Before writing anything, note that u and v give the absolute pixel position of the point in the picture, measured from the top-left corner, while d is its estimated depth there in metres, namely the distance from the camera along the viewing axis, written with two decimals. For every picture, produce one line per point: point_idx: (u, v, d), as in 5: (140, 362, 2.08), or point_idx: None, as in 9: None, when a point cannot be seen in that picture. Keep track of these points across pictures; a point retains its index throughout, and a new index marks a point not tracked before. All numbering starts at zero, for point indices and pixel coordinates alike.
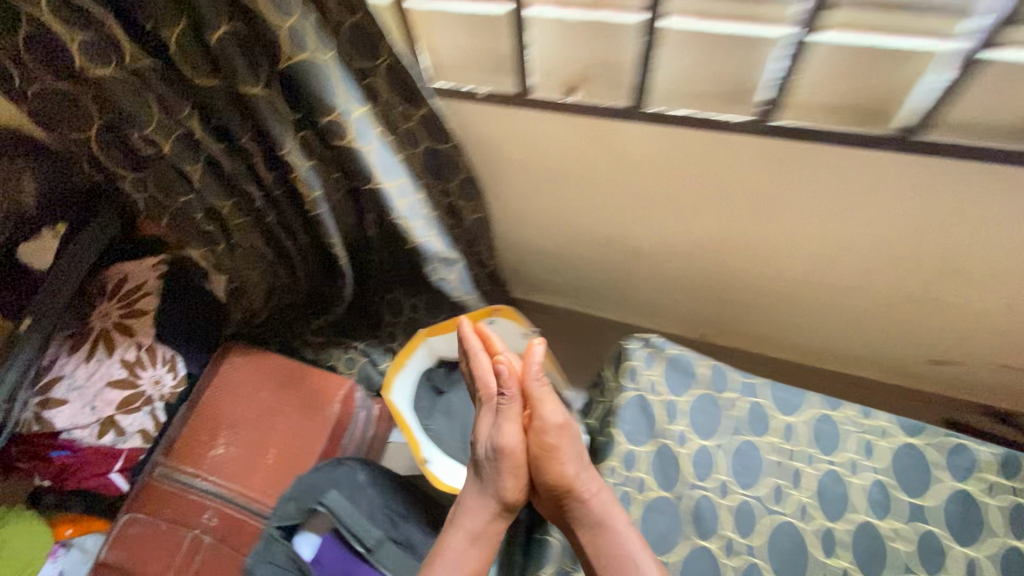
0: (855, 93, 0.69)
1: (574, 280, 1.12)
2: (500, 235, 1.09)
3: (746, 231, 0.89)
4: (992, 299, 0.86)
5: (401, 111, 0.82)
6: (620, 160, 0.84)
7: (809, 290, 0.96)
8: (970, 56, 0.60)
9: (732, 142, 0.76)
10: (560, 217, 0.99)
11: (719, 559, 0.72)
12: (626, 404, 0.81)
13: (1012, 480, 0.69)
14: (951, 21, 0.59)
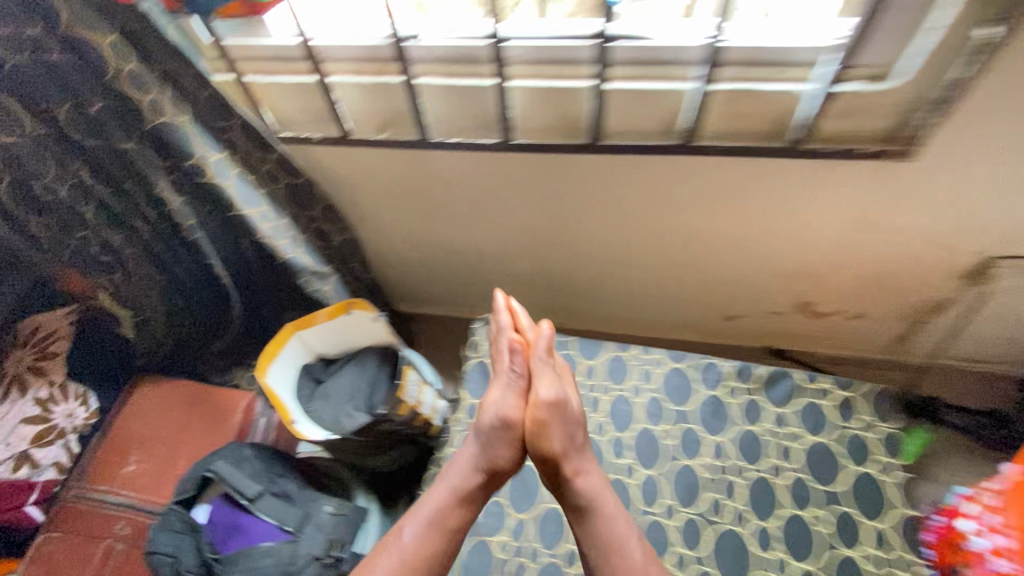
0: (559, 117, 0.90)
1: (445, 283, 1.33)
2: (374, 253, 1.27)
3: (558, 233, 1.14)
4: (738, 269, 1.17)
5: (258, 156, 0.95)
6: (439, 183, 1.05)
7: (622, 272, 1.23)
8: (598, 88, 0.84)
9: (506, 164, 0.98)
10: (415, 233, 1.19)
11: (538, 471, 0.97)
12: (470, 368, 1.09)
13: (745, 382, 1.01)
14: (581, 68, 0.83)
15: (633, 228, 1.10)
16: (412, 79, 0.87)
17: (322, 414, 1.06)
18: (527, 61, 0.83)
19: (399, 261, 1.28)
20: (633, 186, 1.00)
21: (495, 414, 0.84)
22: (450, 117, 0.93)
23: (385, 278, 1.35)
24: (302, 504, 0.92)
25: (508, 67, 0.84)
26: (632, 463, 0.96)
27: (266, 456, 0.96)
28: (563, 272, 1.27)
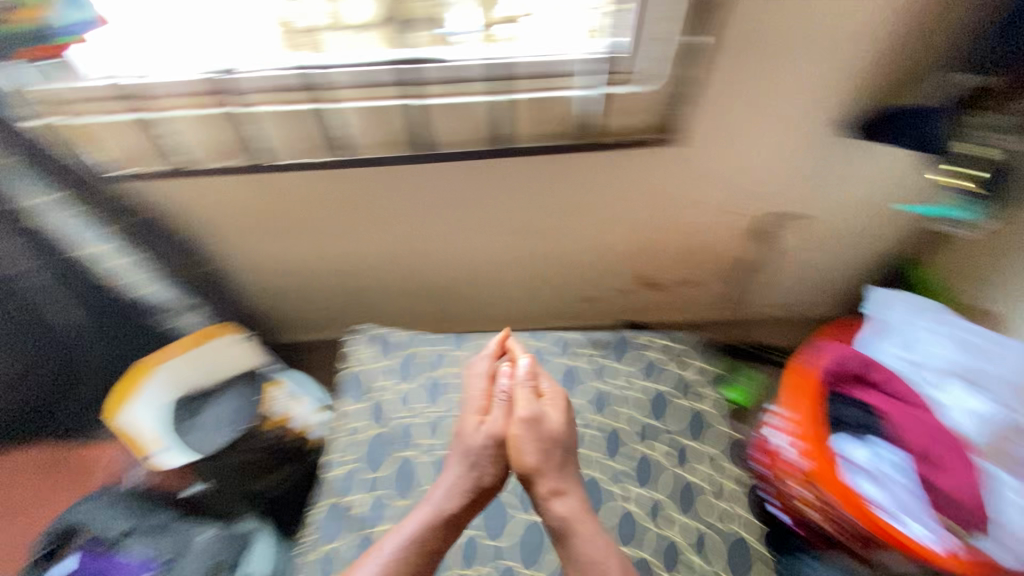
0: (390, 133, 0.99)
1: (321, 304, 1.36)
2: (241, 284, 1.28)
3: (418, 241, 1.22)
4: (583, 254, 1.31)
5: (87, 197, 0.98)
6: (288, 202, 1.10)
7: (485, 273, 1.33)
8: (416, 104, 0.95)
9: (348, 176, 1.06)
10: (278, 257, 1.22)
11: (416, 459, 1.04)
12: (346, 377, 1.14)
13: (590, 347, 1.16)
14: (393, 89, 0.94)
15: (484, 228, 1.21)
16: (246, 106, 0.93)
17: (191, 442, 1.05)
18: (349, 85, 0.92)
19: (267, 288, 1.30)
20: (467, 189, 1.11)
21: (484, 433, 0.91)
22: (286, 141, 0.99)
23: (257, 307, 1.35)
24: (175, 541, 0.94)
25: (328, 92, 0.94)
26: None
27: (130, 499, 0.99)
28: (432, 282, 1.34)
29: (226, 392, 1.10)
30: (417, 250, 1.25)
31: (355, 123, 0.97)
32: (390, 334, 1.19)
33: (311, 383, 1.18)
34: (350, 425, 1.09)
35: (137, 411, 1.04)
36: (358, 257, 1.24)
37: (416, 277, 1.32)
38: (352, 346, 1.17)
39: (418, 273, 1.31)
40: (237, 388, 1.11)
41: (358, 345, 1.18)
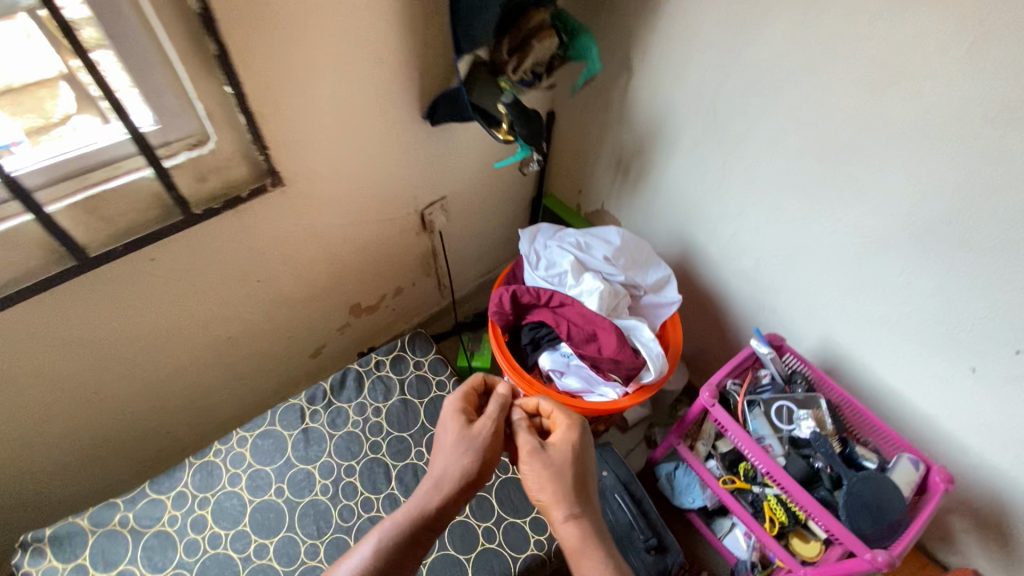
0: (242, 154, 0.88)
1: (250, 369, 1.21)
2: (157, 409, 1.09)
3: (318, 253, 1.15)
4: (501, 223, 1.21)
5: None
6: (158, 283, 0.93)
7: (392, 252, 1.30)
8: (259, 117, 0.84)
9: (215, 224, 0.93)
10: (180, 350, 1.04)
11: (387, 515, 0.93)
12: (288, 440, 1.00)
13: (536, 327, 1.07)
14: (226, 114, 0.81)
15: (373, 210, 1.17)
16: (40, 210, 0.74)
17: None
18: (178, 133, 0.80)
19: (188, 391, 1.12)
20: None
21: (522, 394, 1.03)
22: (117, 216, 0.81)
23: (188, 419, 1.16)
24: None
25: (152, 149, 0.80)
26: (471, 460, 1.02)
27: None
28: (338, 292, 1.27)
29: (114, 526, 0.88)
30: (312, 268, 1.17)
31: (193, 175, 0.84)
32: (318, 385, 1.07)
33: (218, 468, 0.96)
34: (302, 497, 0.94)
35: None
36: (252, 310, 1.12)
37: (321, 296, 1.24)
38: (255, 423, 1.01)
39: (325, 288, 1.23)
40: (125, 516, 0.89)
41: (271, 417, 1.02)
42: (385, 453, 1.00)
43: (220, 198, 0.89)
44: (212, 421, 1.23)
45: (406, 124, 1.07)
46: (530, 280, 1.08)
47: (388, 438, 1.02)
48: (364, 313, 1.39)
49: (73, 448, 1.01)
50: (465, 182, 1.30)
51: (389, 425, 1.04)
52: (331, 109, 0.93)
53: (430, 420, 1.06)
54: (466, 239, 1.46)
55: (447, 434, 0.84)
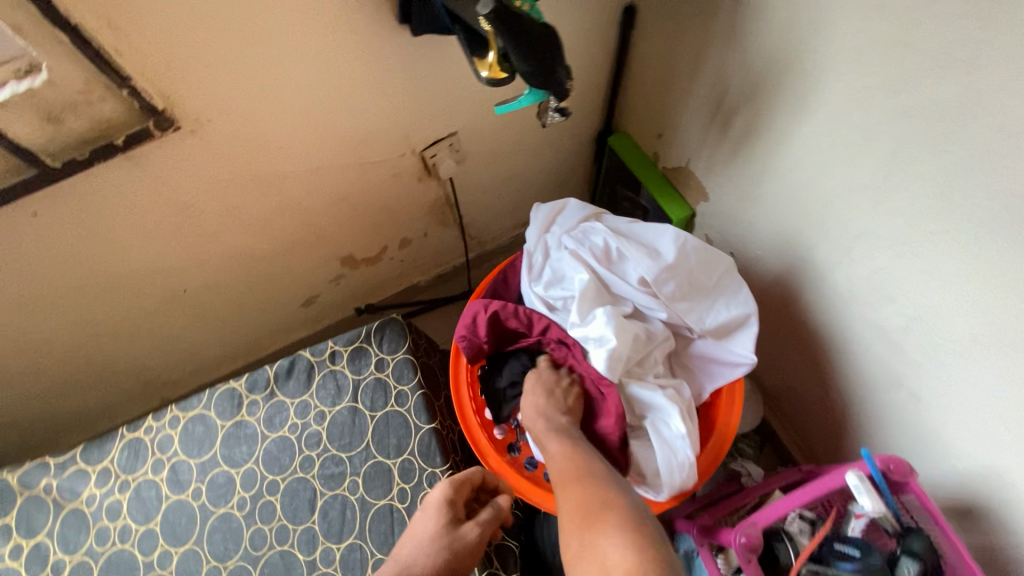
0: (103, 84, 0.60)
1: (221, 318, 1.07)
2: (115, 351, 1.00)
3: (276, 204, 0.89)
4: None
5: None
6: (59, 239, 0.76)
7: (383, 200, 1.01)
8: (99, 26, 0.55)
9: (105, 173, 0.70)
10: (121, 300, 0.91)
11: (298, 555, 0.78)
12: (220, 431, 0.86)
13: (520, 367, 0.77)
14: (45, 26, 0.53)
15: (342, 152, 0.86)
16: None
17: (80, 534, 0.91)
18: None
19: (147, 337, 1.01)
20: None
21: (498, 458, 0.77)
22: None
23: (158, 359, 1.07)
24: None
25: None
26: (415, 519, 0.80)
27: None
28: (320, 244, 1.04)
29: (40, 492, 0.84)
30: (273, 221, 0.93)
31: (35, 116, 0.60)
32: (263, 369, 0.89)
33: (144, 449, 0.86)
34: (218, 507, 0.82)
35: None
36: (205, 263, 0.93)
37: (295, 250, 1.01)
38: (190, 403, 0.87)
39: (301, 239, 1.00)
40: (51, 483, 0.84)
41: (206, 400, 0.88)
42: (315, 475, 0.82)
43: (90, 144, 0.65)
44: (191, 364, 1.14)
45: (368, 32, 0.70)
46: (526, 295, 0.74)
47: (322, 456, 0.84)
48: (362, 265, 1.15)
49: (39, 387, 0.97)
50: (483, 114, 0.91)
51: (329, 440, 0.85)
52: (228, 11, 0.60)
53: (376, 443, 0.84)
54: (494, 186, 1.10)
55: (427, 524, 0.67)
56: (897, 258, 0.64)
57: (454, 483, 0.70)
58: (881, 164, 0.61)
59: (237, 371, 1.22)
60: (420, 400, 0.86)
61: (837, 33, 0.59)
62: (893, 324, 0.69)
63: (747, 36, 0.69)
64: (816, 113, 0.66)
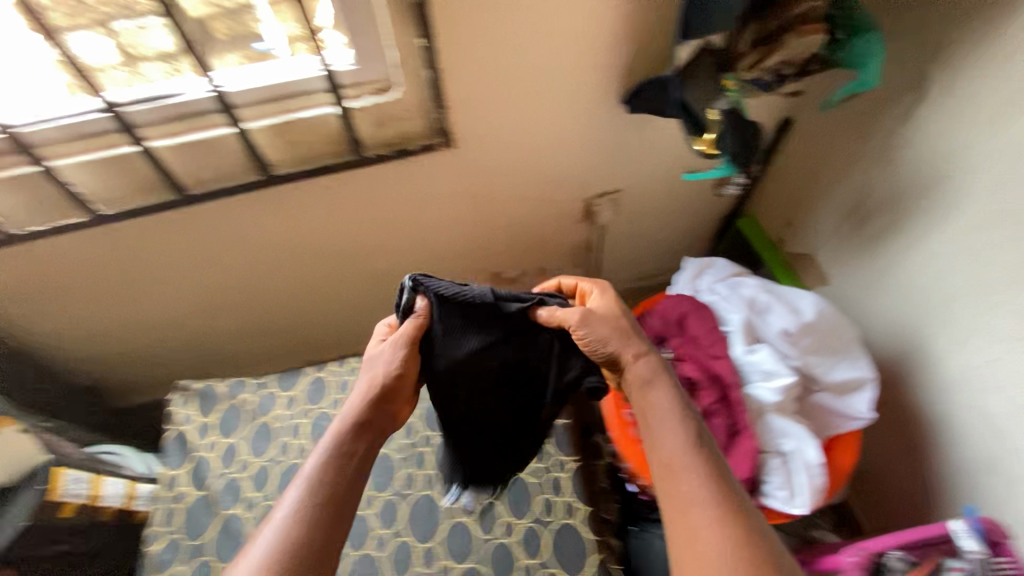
0: (422, 108, 0.85)
1: (384, 300, 1.27)
2: (302, 302, 1.22)
3: (470, 217, 1.11)
4: None
5: (117, 230, 0.92)
6: (320, 209, 0.99)
7: (543, 232, 1.21)
8: (444, 73, 0.80)
9: (381, 171, 0.94)
10: (329, 263, 1.13)
11: (440, 501, 0.91)
12: None
13: None
14: (415, 67, 0.79)
15: (535, 187, 1.08)
16: (240, 125, 0.79)
17: None
18: (365, 79, 0.80)
19: (328, 298, 1.23)
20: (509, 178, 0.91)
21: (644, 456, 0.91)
22: (296, 145, 0.85)
23: (325, 318, 1.28)
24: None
25: (342, 90, 0.81)
26: (542, 498, 0.90)
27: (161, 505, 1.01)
28: (482, 256, 1.24)
29: (239, 403, 1.03)
30: (460, 228, 1.14)
31: (371, 122, 0.85)
32: None
33: (327, 387, 1.04)
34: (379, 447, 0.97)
35: (168, 425, 1.02)
36: (400, 250, 1.15)
37: (463, 256, 1.22)
38: None
39: (470, 249, 1.21)
40: (250, 397, 1.03)
41: None
42: None
43: (394, 146, 0.90)
44: (343, 332, 1.34)
45: (598, 106, 0.93)
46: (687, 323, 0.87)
47: None
48: (502, 284, 1.34)
49: (244, 317, 1.22)
50: (647, 181, 1.12)
51: None
52: (519, 75, 0.85)
53: None
54: (630, 241, 1.29)
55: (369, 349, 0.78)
56: (1010, 351, 0.77)
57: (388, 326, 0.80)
58: (1005, 271, 0.75)
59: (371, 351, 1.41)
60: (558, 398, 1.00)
61: (981, 168, 0.76)
62: (1000, 410, 0.80)
63: (895, 161, 0.87)
64: (949, 227, 0.82)
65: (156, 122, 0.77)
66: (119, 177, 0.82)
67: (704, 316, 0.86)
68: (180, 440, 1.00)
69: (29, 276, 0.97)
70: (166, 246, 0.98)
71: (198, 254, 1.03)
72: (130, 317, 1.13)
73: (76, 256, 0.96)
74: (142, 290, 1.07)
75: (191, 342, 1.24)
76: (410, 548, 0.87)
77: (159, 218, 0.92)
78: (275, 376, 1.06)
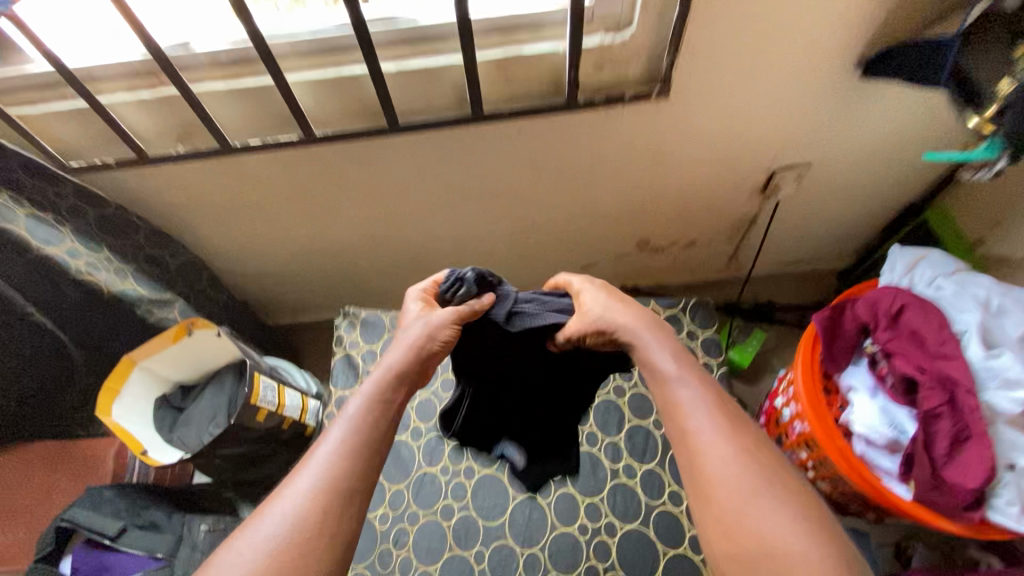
0: (648, 52, 0.80)
1: (528, 253, 1.26)
2: (452, 245, 1.22)
3: (643, 178, 1.06)
4: None
5: (314, 153, 0.93)
6: (505, 154, 0.97)
7: (709, 203, 1.15)
8: (688, 14, 0.74)
9: (580, 120, 0.90)
10: (491, 210, 1.12)
11: (602, 461, 0.90)
12: None
13: None
14: (658, 5, 0.74)
15: (723, 152, 1.01)
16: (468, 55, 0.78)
17: None
18: (601, 16, 0.76)
19: (476, 245, 1.22)
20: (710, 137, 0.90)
21: None
22: (511, 81, 0.83)
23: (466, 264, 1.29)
24: (172, 529, 0.87)
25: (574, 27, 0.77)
26: None
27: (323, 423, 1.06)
28: (638, 222, 1.19)
29: None
30: (627, 191, 1.10)
31: (593, 64, 0.81)
32: None
33: None
34: None
35: (335, 347, 1.06)
36: (561, 206, 1.12)
37: (619, 219, 1.18)
38: None
39: (628, 213, 1.16)
40: None
41: None
42: (626, 402, 0.95)
43: (606, 92, 0.85)
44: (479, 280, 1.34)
45: (829, 67, 0.85)
46: (903, 318, 0.80)
47: (632, 390, 0.96)
48: (648, 251, 1.29)
49: (394, 252, 1.23)
50: (843, 156, 1.03)
51: (640, 380, 0.97)
52: (761, 25, 0.78)
53: None
54: (795, 222, 1.21)
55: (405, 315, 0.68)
56: None
57: (420, 292, 0.71)
58: None
59: None
60: (724, 375, 0.97)
61: None
62: None
63: None
64: None
65: (388, 44, 0.76)
66: (340, 96, 0.83)
67: (931, 312, 0.78)
68: (347, 363, 1.04)
69: (227, 189, 1.01)
70: (350, 173, 0.99)
71: (375, 188, 1.03)
72: (297, 240, 1.17)
73: (272, 175, 0.98)
74: (316, 215, 1.10)
75: (341, 269, 1.28)
76: (572, 500, 0.87)
77: (355, 146, 0.92)
78: None
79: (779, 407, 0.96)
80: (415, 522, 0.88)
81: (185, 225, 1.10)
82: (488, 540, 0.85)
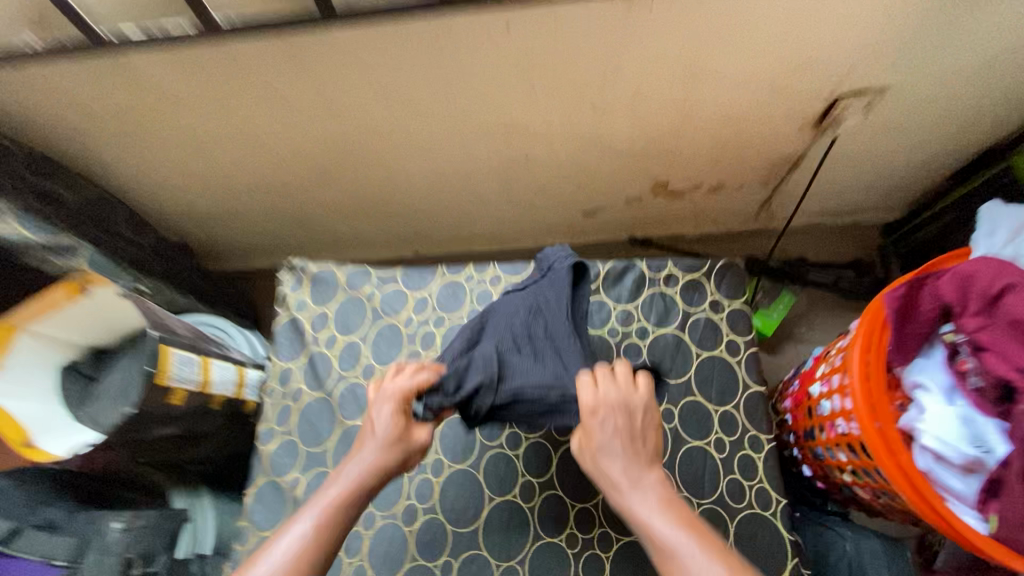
0: None
1: (519, 195, 1.04)
2: (426, 184, 1.00)
3: (668, 102, 0.82)
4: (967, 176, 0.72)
5: (227, 54, 0.69)
6: (486, 63, 0.73)
7: (747, 138, 0.91)
8: None
9: (589, 13, 0.65)
10: (472, 141, 0.89)
11: None
12: None
13: None
14: None
15: (777, 68, 0.76)
16: None
17: None
18: None
19: (456, 184, 1.00)
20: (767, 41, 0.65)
21: None
22: None
23: (445, 206, 1.07)
24: (75, 531, 0.73)
25: None
26: (730, 478, 0.73)
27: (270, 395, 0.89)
28: (655, 161, 0.96)
29: (362, 297, 0.86)
30: (645, 120, 0.86)
31: None
32: (595, 264, 0.85)
33: (463, 294, 0.85)
34: None
35: (278, 307, 0.87)
36: (560, 137, 0.89)
37: (633, 156, 0.95)
38: (515, 268, 0.86)
39: (645, 147, 0.92)
40: (373, 292, 0.86)
41: (532, 272, 0.86)
42: None
43: None
44: (462, 224, 1.13)
45: None
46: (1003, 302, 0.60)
47: None
48: (664, 196, 1.07)
49: (355, 189, 1.01)
50: (929, 78, 0.79)
51: (649, 359, 0.79)
52: None
53: (697, 383, 0.78)
54: (847, 163, 0.98)
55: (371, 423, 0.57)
56: None
57: (396, 393, 0.58)
58: None
59: (487, 247, 1.21)
60: (753, 357, 0.79)
61: None
62: None
63: None
64: None
65: None
66: None
67: None
68: (294, 329, 0.85)
69: (123, 103, 0.77)
70: (282, 85, 0.75)
71: (319, 106, 0.80)
72: (232, 172, 0.95)
73: (178, 83, 0.74)
74: (250, 141, 0.87)
75: (294, 209, 1.06)
76: (561, 505, 0.72)
77: (281, 44, 0.68)
78: (400, 271, 0.88)
79: (815, 395, 0.79)
80: (370, 526, 0.73)
81: (85, 148, 0.88)
82: (457, 550, 0.71)
